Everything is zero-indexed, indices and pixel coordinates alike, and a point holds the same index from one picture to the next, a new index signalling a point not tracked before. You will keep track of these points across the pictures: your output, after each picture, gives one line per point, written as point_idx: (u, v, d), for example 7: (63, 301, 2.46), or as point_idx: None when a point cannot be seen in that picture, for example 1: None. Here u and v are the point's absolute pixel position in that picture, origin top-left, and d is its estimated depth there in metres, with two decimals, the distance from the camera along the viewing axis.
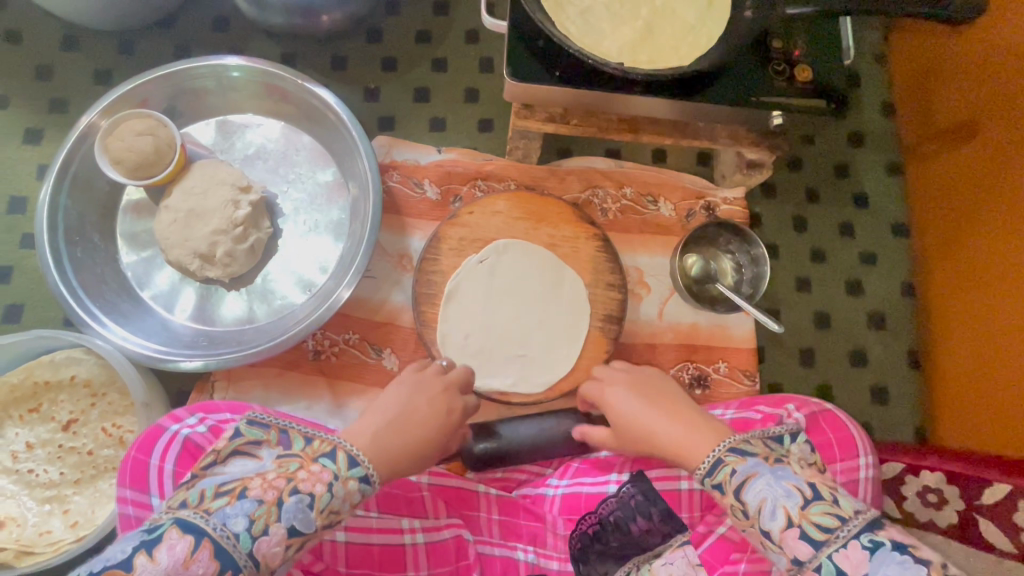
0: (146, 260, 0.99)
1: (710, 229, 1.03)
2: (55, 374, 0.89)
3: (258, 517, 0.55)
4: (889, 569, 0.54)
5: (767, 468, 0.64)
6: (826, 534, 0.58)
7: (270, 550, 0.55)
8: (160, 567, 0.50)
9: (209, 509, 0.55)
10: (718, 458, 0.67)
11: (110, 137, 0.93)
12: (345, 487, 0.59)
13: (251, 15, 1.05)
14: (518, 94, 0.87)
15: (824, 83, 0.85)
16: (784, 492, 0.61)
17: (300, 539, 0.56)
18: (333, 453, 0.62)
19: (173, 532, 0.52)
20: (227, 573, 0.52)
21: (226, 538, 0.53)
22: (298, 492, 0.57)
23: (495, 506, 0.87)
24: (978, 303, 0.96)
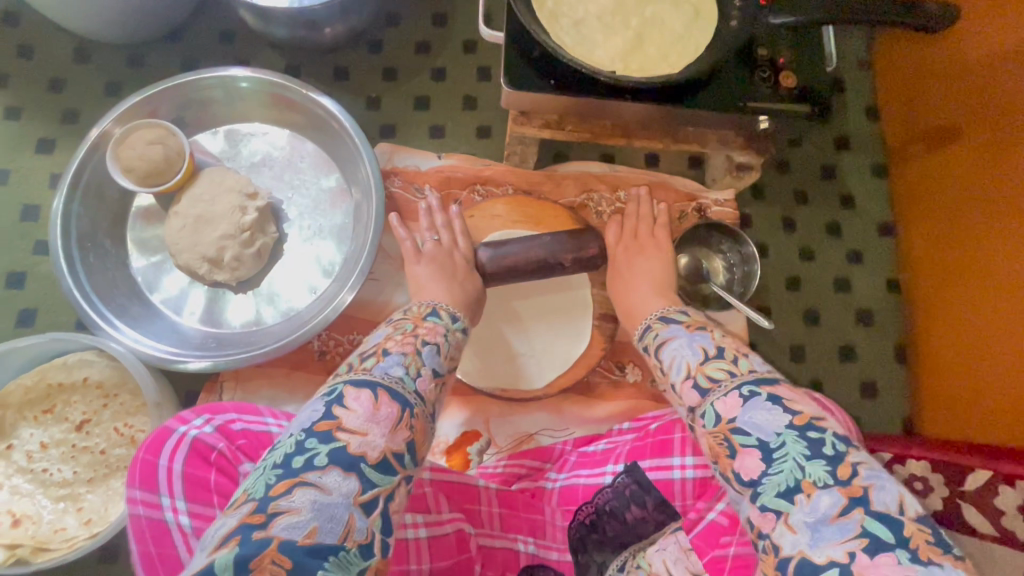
0: (156, 265, 1.02)
1: (700, 231, 1.07)
2: (68, 376, 0.92)
3: (409, 363, 0.61)
4: (758, 413, 0.55)
5: (686, 331, 0.70)
6: (711, 383, 0.60)
7: (427, 387, 0.61)
8: (359, 413, 0.53)
9: (368, 367, 0.59)
10: (649, 323, 0.77)
11: (122, 145, 0.96)
12: (455, 336, 0.71)
13: (257, 28, 1.08)
14: (515, 102, 0.91)
15: (807, 89, 0.89)
16: (691, 351, 0.65)
17: (441, 378, 0.64)
18: (436, 312, 0.73)
19: (351, 389, 0.55)
20: (407, 410, 0.56)
21: (396, 381, 0.58)
22: (427, 341, 0.66)
23: (496, 499, 0.89)
24: (962, 299, 1.00)
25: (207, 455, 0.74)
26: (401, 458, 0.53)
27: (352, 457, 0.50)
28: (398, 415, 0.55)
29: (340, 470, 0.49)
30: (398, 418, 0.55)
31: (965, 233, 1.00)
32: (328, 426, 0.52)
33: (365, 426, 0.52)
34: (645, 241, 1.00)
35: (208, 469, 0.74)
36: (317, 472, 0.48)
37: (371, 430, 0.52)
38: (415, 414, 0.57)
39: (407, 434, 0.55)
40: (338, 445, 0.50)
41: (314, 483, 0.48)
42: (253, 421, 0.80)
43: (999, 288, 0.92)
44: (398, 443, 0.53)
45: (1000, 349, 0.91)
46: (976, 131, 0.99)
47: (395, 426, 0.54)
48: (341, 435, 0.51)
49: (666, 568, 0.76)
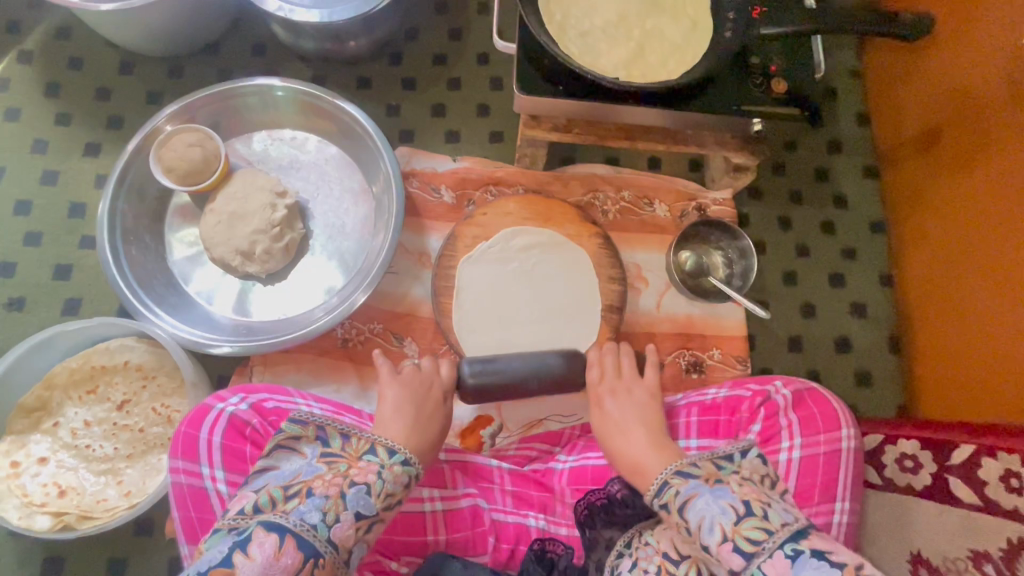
0: (192, 258, 1.10)
1: (701, 229, 1.13)
2: (111, 358, 0.99)
3: (329, 508, 0.66)
4: (809, 572, 0.57)
5: (706, 487, 0.67)
6: (755, 546, 0.61)
7: (346, 534, 0.66)
8: (255, 562, 0.59)
9: (286, 510, 0.65)
10: (665, 479, 0.71)
11: (164, 147, 1.05)
12: (392, 472, 0.71)
13: (287, 41, 1.17)
14: (526, 106, 0.98)
15: (798, 93, 0.96)
16: (720, 508, 0.65)
17: (367, 521, 0.68)
18: (374, 449, 0.74)
19: (261, 532, 0.62)
20: (312, 560, 0.62)
21: (306, 530, 0.64)
22: (355, 483, 0.69)
23: (509, 478, 0.96)
24: (953, 288, 1.05)
25: (243, 431, 0.84)
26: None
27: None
28: (295, 564, 0.61)
29: None
30: (298, 566, 0.61)
31: (953, 227, 1.06)
32: (219, 574, 0.58)
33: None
34: (624, 381, 0.91)
35: (244, 442, 0.84)
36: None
37: None
38: (319, 564, 0.63)
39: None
40: None
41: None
42: (284, 401, 0.88)
43: (986, 276, 0.98)
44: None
45: (987, 333, 0.96)
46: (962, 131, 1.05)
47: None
48: None
49: (674, 546, 0.78)
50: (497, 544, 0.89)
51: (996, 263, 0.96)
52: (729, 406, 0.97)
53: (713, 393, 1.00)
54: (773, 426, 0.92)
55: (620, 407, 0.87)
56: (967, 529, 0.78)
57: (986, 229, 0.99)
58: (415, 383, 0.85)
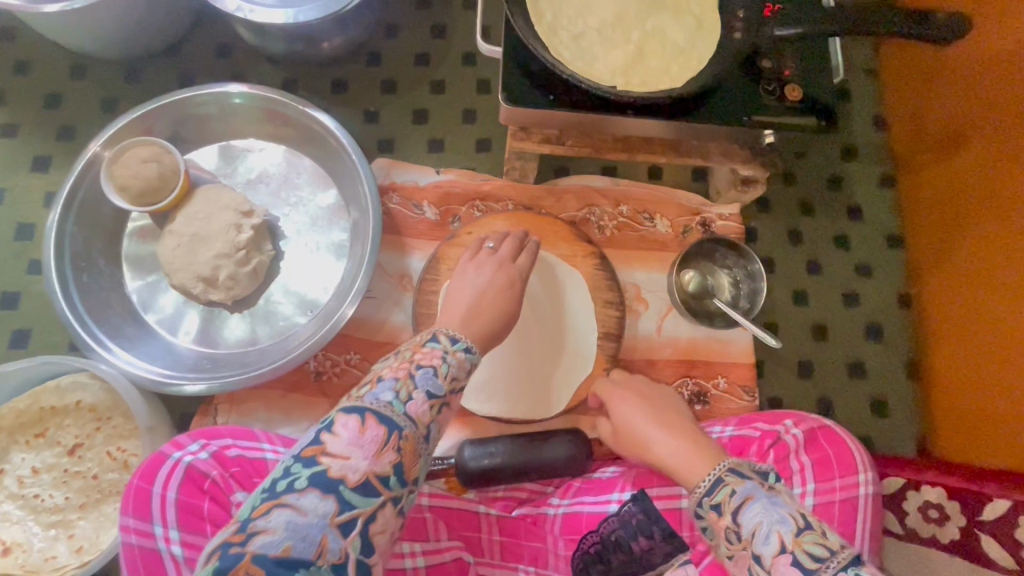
0: (151, 284, 1.01)
1: (705, 245, 1.05)
2: (61, 399, 0.91)
3: (401, 387, 0.57)
4: None
5: (764, 492, 0.62)
6: (816, 563, 0.55)
7: (421, 411, 0.57)
8: (342, 438, 0.51)
9: (358, 395, 0.56)
10: (718, 477, 0.66)
11: (115, 164, 0.95)
12: (456, 358, 0.63)
13: (253, 43, 1.07)
14: (514, 118, 0.89)
15: (814, 100, 0.87)
16: (779, 517, 0.59)
17: (438, 401, 0.59)
18: (434, 336, 0.64)
19: (340, 416, 0.53)
20: (395, 433, 0.53)
21: (384, 407, 0.54)
22: (421, 366, 0.60)
23: (496, 527, 0.87)
24: (979, 314, 0.96)
25: (201, 484, 0.73)
26: (385, 483, 0.51)
27: (331, 481, 0.49)
28: (382, 438, 0.52)
29: (317, 491, 0.48)
30: (383, 441, 0.52)
31: (980, 246, 0.97)
32: (311, 451, 0.50)
33: (348, 450, 0.51)
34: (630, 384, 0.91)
35: (202, 497, 0.73)
36: (295, 494, 0.48)
37: (353, 454, 0.50)
38: (403, 437, 0.54)
39: (393, 458, 0.52)
40: (319, 468, 0.49)
41: (290, 504, 0.47)
42: (250, 447, 0.79)
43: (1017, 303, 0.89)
44: (383, 467, 0.51)
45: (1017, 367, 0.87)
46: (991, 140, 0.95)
47: (380, 450, 0.52)
48: (323, 460, 0.49)
49: None
50: None
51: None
52: (735, 448, 0.88)
53: (718, 431, 0.92)
54: (783, 469, 0.83)
55: (637, 406, 0.85)
56: None
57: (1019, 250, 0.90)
58: (501, 271, 0.85)
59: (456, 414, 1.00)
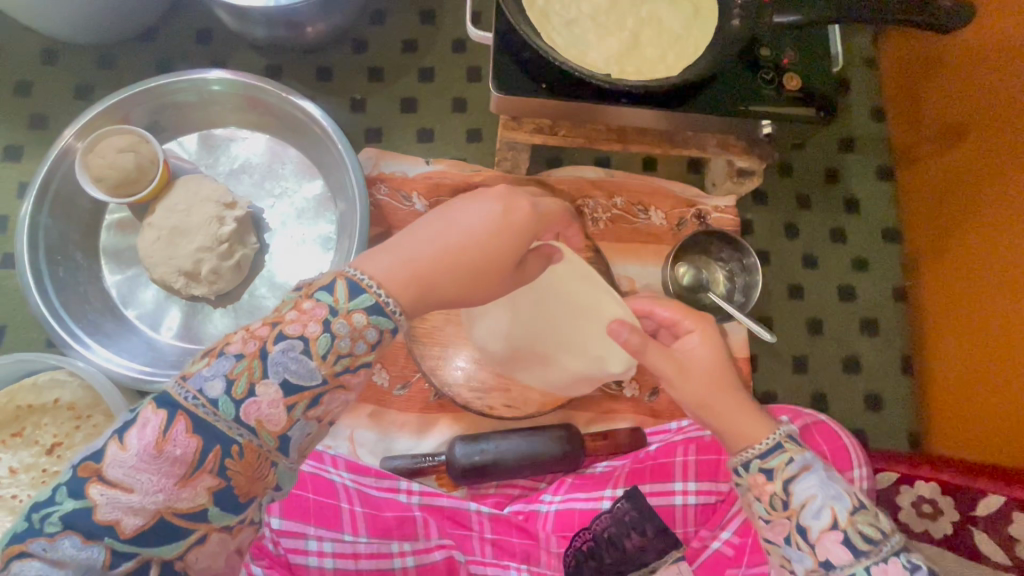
0: (131, 278, 0.97)
1: (700, 239, 1.03)
2: (38, 397, 0.88)
3: (238, 376, 0.55)
4: None
5: (820, 465, 0.64)
6: (867, 545, 0.59)
7: (269, 413, 0.55)
8: (130, 456, 0.52)
9: (187, 379, 0.55)
10: (778, 443, 0.65)
11: (90, 154, 0.91)
12: (350, 320, 0.58)
13: (234, 28, 1.03)
14: (506, 107, 0.86)
15: (814, 90, 0.85)
16: (835, 495, 0.62)
17: (304, 394, 0.57)
18: (331, 286, 0.59)
19: (147, 412, 0.54)
20: (214, 448, 0.54)
21: (205, 408, 0.54)
22: (284, 338, 0.56)
23: (488, 524, 0.85)
24: (977, 308, 0.95)
25: None
26: (184, 515, 0.53)
27: (97, 524, 0.50)
28: (188, 457, 0.53)
29: (78, 536, 0.50)
30: (191, 462, 0.53)
31: (977, 240, 0.95)
32: (90, 471, 0.51)
33: (130, 480, 0.51)
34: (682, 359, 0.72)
35: None
36: (47, 539, 0.50)
37: (138, 484, 0.51)
38: (227, 452, 0.54)
39: (205, 483, 0.53)
40: (87, 503, 0.50)
41: (37, 554, 0.49)
42: None
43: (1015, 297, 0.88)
44: (182, 500, 0.52)
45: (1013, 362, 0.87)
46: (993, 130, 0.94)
47: (182, 478, 0.52)
48: (95, 491, 0.51)
49: None
50: None
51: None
52: None
53: None
54: None
55: (705, 351, 0.74)
56: None
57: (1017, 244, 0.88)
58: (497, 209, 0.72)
59: (448, 411, 0.98)
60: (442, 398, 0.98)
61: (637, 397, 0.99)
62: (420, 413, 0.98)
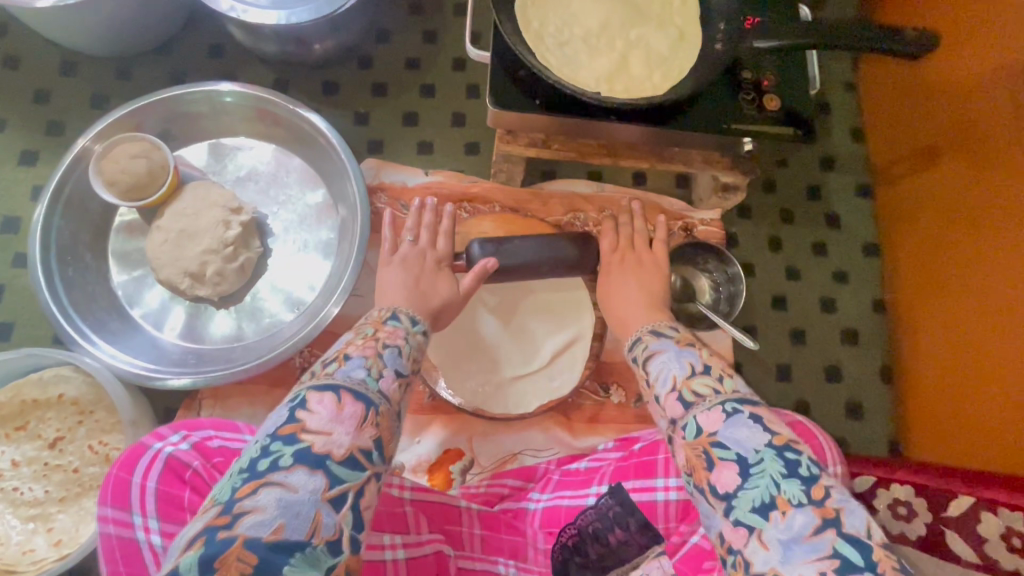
0: (137, 279, 1.01)
1: (687, 250, 1.07)
2: (43, 392, 0.90)
3: (371, 364, 0.60)
4: (739, 431, 0.55)
5: (676, 346, 0.67)
6: (696, 399, 0.59)
7: (392, 387, 0.60)
8: (322, 415, 0.53)
9: (327, 372, 0.59)
10: (638, 338, 0.73)
11: (105, 159, 0.95)
12: (416, 339, 0.68)
13: (246, 44, 1.08)
14: (502, 121, 0.91)
15: (793, 110, 0.90)
16: (678, 365, 0.64)
17: (406, 381, 0.62)
18: (395, 317, 0.69)
19: (313, 393, 0.55)
20: (371, 408, 0.56)
21: (358, 383, 0.57)
22: (385, 345, 0.63)
23: (478, 520, 0.87)
24: (960, 311, 0.97)
25: (182, 474, 0.74)
26: (369, 455, 0.53)
27: (317, 457, 0.51)
28: (361, 412, 0.55)
29: (306, 469, 0.50)
30: (362, 415, 0.55)
31: (956, 245, 0.99)
32: (291, 430, 0.52)
33: (329, 426, 0.53)
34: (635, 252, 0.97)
35: (183, 487, 0.74)
36: (281, 471, 0.49)
37: (336, 429, 0.53)
38: (380, 412, 0.56)
39: (374, 431, 0.55)
40: (303, 446, 0.51)
41: (278, 482, 0.49)
42: (231, 438, 0.80)
43: (996, 299, 0.91)
44: (366, 441, 0.54)
45: (996, 360, 0.89)
46: (964, 137, 0.99)
47: (361, 424, 0.54)
48: (305, 436, 0.52)
49: None
50: None
51: (1008, 283, 0.89)
52: None
53: None
54: None
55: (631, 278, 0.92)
56: None
57: (991, 243, 0.93)
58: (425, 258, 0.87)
59: (441, 413, 1.02)
60: (436, 400, 1.02)
61: (624, 403, 1.05)
62: (414, 414, 1.01)
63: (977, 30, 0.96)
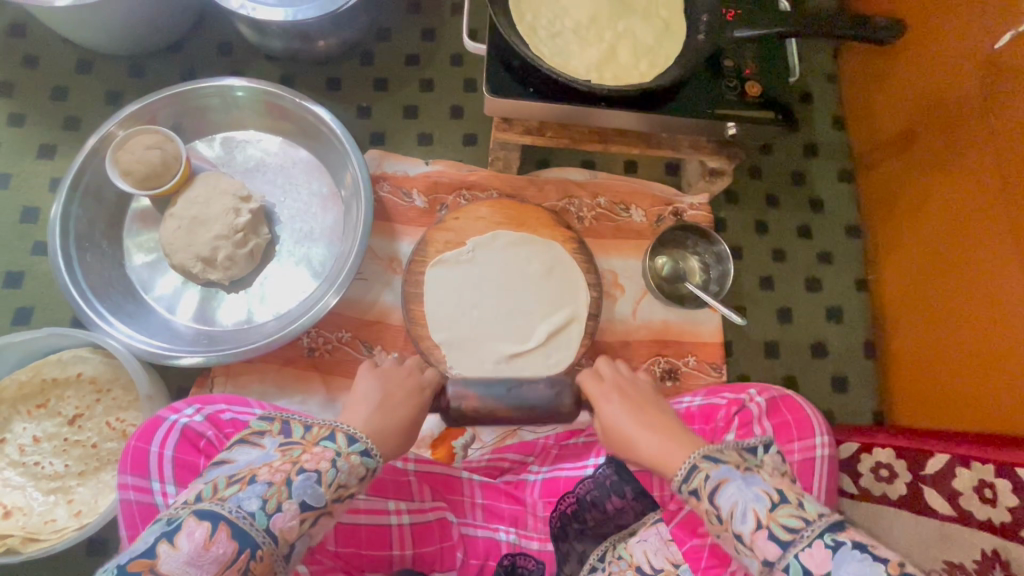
0: (151, 265, 1.05)
1: (677, 233, 1.11)
2: (62, 371, 0.94)
3: (271, 496, 0.56)
4: (850, 566, 0.54)
5: (739, 472, 0.62)
6: (792, 534, 0.57)
7: (286, 525, 0.56)
8: (182, 553, 0.51)
9: (223, 497, 0.56)
10: (693, 464, 0.65)
11: (121, 150, 1.00)
12: (349, 461, 0.61)
13: (254, 41, 1.13)
14: (497, 110, 0.96)
15: (773, 96, 0.95)
16: (754, 495, 0.60)
17: (314, 512, 0.58)
18: (332, 436, 0.64)
19: (192, 520, 0.53)
20: (246, 551, 0.53)
21: (241, 518, 0.54)
22: (302, 471, 0.59)
23: (479, 491, 0.92)
24: (949, 286, 0.99)
25: (197, 443, 0.78)
26: None
27: None
28: (228, 555, 0.52)
29: None
30: (228, 559, 0.52)
31: (942, 222, 1.02)
32: (141, 566, 0.51)
33: (181, 571, 0.51)
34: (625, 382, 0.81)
35: (197, 455, 0.78)
36: None
37: None
38: (256, 556, 0.54)
39: None
40: None
41: None
42: (242, 411, 0.84)
43: (981, 271, 0.93)
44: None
45: (970, 331, 0.94)
46: (935, 124, 1.05)
47: (223, 570, 0.51)
48: None
49: (646, 559, 0.78)
50: (466, 559, 0.86)
51: (979, 257, 0.94)
52: (705, 414, 0.93)
53: (688, 401, 0.97)
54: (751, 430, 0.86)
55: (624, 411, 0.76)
56: (943, 543, 0.77)
57: (963, 221, 0.98)
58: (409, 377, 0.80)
59: None
60: None
61: None
62: None
63: (944, 21, 1.02)
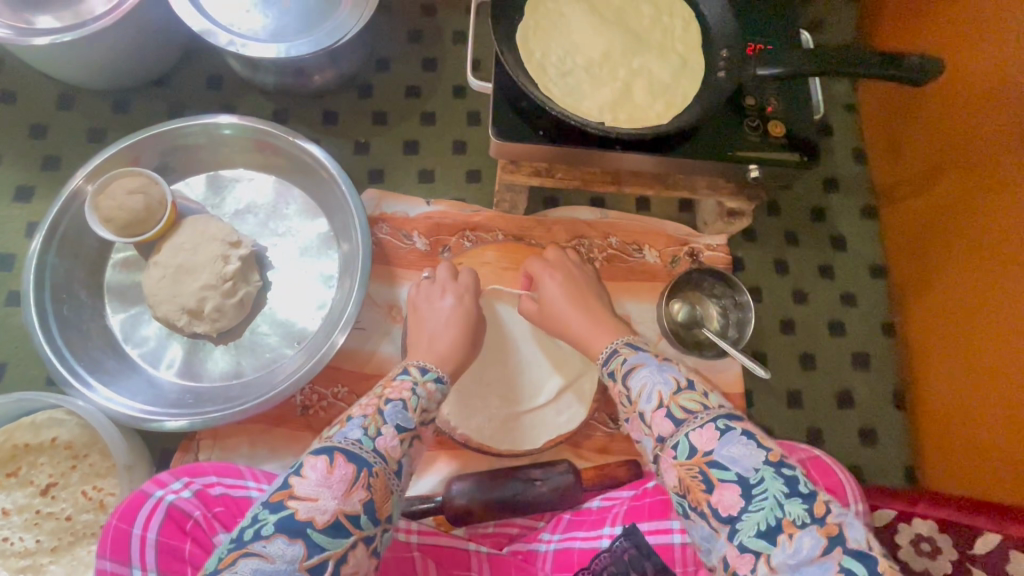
0: (134, 316, 0.98)
1: (693, 276, 1.05)
2: (36, 436, 0.87)
3: (369, 424, 0.66)
4: (734, 448, 0.59)
5: (654, 362, 0.73)
6: (687, 415, 0.64)
7: (389, 445, 0.65)
8: (310, 480, 0.59)
9: (329, 436, 0.65)
10: (615, 349, 0.80)
11: (100, 196, 0.93)
12: (426, 388, 0.74)
13: (245, 76, 1.07)
14: (505, 153, 0.90)
15: (797, 136, 0.89)
16: (662, 380, 0.69)
17: (409, 433, 0.68)
18: (406, 371, 0.76)
19: (309, 458, 0.61)
20: (364, 470, 0.61)
21: (353, 445, 0.63)
22: (389, 400, 0.70)
23: (485, 565, 0.83)
24: (979, 333, 0.94)
25: (183, 524, 0.72)
26: (355, 519, 0.58)
27: (298, 523, 0.55)
28: (350, 475, 0.60)
29: (285, 536, 0.55)
30: (351, 479, 0.60)
31: (974, 265, 0.96)
32: (281, 496, 0.58)
33: (316, 492, 0.58)
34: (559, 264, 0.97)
35: (183, 538, 0.72)
36: (263, 540, 0.54)
37: (321, 494, 0.58)
38: (373, 473, 0.62)
39: (364, 494, 0.60)
40: (288, 513, 0.56)
41: (257, 552, 0.54)
42: (234, 485, 0.77)
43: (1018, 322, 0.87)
44: (352, 505, 0.58)
45: (1004, 383, 0.88)
46: (961, 160, 1.00)
47: (348, 489, 0.59)
48: (292, 503, 0.57)
49: None
50: None
51: (1011, 304, 0.88)
52: None
53: None
54: None
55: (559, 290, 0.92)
56: None
57: (994, 266, 0.92)
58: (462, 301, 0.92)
59: (446, 448, 0.99)
60: (441, 435, 0.99)
61: None
62: None
63: (970, 55, 0.97)
